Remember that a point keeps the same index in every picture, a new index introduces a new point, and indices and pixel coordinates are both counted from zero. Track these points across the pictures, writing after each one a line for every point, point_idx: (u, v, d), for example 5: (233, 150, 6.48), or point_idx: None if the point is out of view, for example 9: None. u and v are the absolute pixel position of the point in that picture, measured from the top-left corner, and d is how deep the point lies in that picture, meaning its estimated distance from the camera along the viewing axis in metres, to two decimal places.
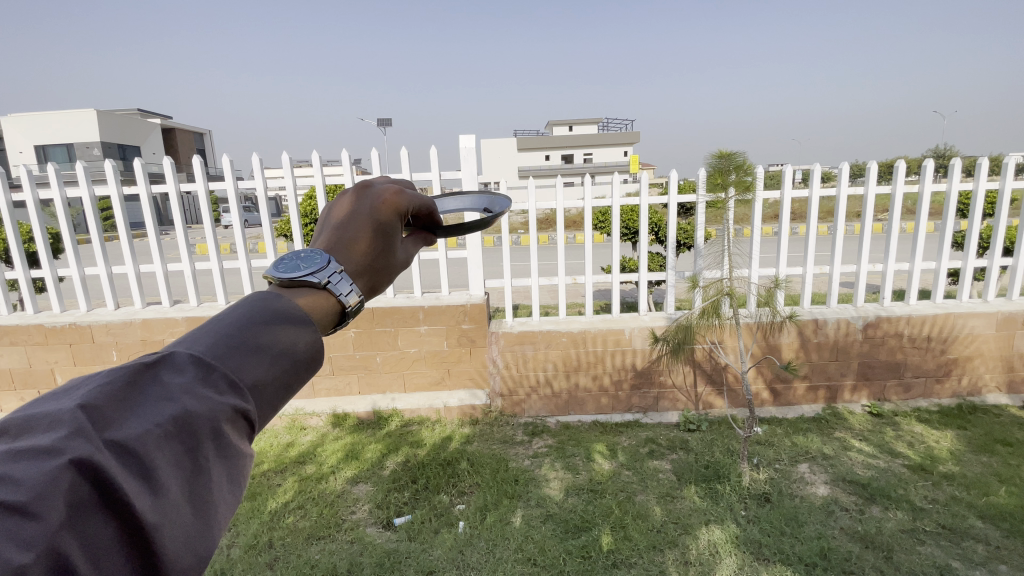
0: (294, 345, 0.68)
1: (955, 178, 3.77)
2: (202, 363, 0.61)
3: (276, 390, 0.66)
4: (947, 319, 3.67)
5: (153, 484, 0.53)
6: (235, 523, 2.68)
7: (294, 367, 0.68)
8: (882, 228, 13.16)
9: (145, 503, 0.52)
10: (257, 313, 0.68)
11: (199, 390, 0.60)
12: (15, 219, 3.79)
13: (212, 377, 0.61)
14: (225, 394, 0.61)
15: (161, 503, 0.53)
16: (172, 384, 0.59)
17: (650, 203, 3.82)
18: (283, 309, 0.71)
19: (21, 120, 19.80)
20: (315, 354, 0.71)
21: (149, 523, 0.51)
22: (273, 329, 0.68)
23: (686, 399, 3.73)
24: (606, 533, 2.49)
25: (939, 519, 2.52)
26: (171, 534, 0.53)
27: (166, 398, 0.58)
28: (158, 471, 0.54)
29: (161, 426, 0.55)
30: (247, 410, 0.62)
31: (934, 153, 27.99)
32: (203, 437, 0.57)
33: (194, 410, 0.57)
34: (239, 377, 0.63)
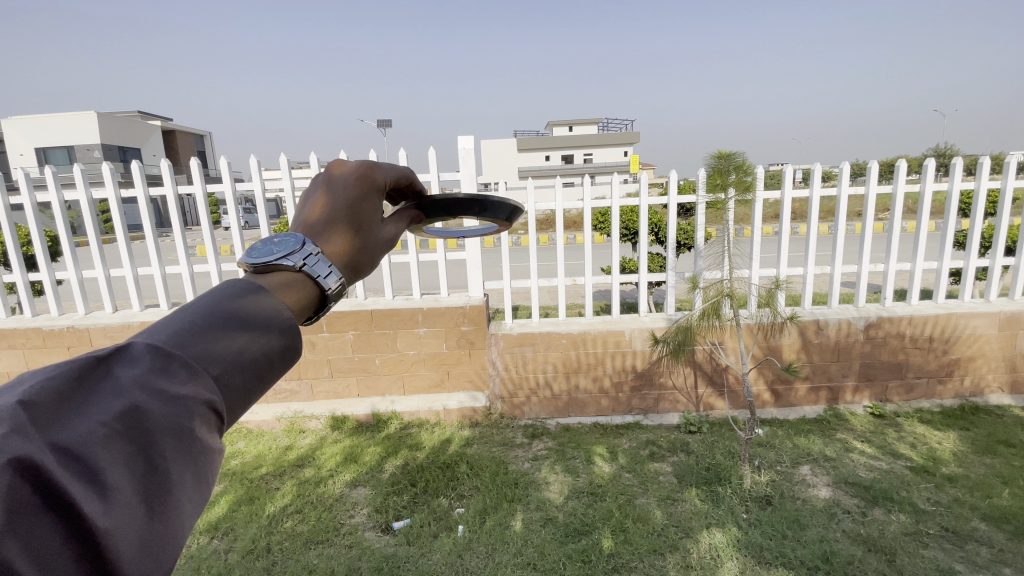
0: (261, 336, 0.68)
1: (957, 177, 3.75)
2: (159, 356, 0.60)
3: (241, 383, 0.65)
4: (950, 319, 3.64)
5: (104, 485, 0.52)
6: (232, 527, 2.66)
7: (260, 360, 0.67)
8: (882, 227, 13.14)
9: (94, 505, 0.51)
10: (219, 304, 0.67)
11: (155, 383, 0.58)
12: (12, 222, 3.78)
13: (170, 369, 0.60)
14: (186, 386, 0.60)
15: (112, 503, 0.52)
16: (124, 378, 0.58)
17: (650, 204, 3.80)
18: (253, 297, 0.71)
19: (21, 122, 19.81)
20: (291, 343, 0.72)
21: (100, 526, 0.50)
22: (238, 321, 0.67)
23: (686, 400, 3.71)
24: (606, 536, 2.47)
25: (942, 522, 2.50)
26: (125, 535, 0.52)
27: (117, 394, 0.56)
28: (108, 471, 0.53)
29: (111, 425, 0.54)
30: (208, 404, 0.61)
31: (935, 152, 27.93)
32: (159, 433, 0.56)
33: (148, 406, 0.56)
34: (199, 371, 0.61)
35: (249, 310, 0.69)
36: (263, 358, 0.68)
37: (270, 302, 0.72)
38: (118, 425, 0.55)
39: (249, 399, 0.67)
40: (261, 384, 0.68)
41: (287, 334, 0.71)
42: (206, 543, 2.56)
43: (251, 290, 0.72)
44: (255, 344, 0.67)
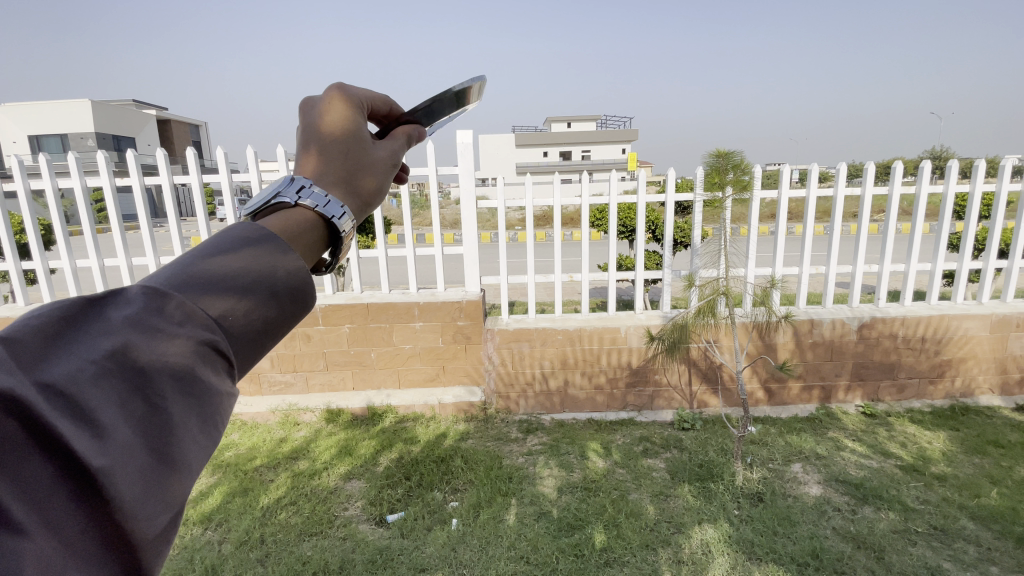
0: (269, 275, 0.62)
1: (953, 180, 3.76)
2: (154, 295, 0.56)
3: (248, 324, 0.61)
4: (942, 320, 3.68)
5: (98, 422, 0.48)
6: (226, 518, 2.66)
7: (269, 302, 0.62)
8: (876, 229, 13.25)
9: (86, 444, 0.47)
10: (221, 244, 0.62)
11: (149, 323, 0.53)
12: (5, 209, 3.73)
13: (166, 309, 0.55)
14: (184, 326, 0.55)
15: (106, 443, 0.48)
16: (115, 318, 0.54)
17: (647, 201, 3.79)
18: (257, 240, 0.64)
19: (12, 110, 19.54)
20: (302, 286, 0.65)
21: (96, 465, 0.47)
22: (244, 260, 0.62)
23: (681, 397, 3.73)
24: (598, 531, 2.49)
25: (931, 521, 2.54)
26: (127, 478, 0.48)
27: (107, 333, 0.52)
28: (102, 410, 0.49)
29: (101, 361, 0.50)
30: (214, 344, 0.57)
31: (931, 155, 28.05)
32: (154, 372, 0.52)
33: (141, 345, 0.52)
34: (199, 310, 0.57)
35: (253, 248, 0.63)
36: (273, 296, 0.63)
37: (281, 253, 0.65)
38: (109, 363, 0.50)
39: (259, 343, 0.63)
40: (271, 329, 0.64)
41: (297, 278, 0.65)
42: (199, 534, 2.56)
43: (264, 238, 0.65)
44: (261, 284, 0.62)
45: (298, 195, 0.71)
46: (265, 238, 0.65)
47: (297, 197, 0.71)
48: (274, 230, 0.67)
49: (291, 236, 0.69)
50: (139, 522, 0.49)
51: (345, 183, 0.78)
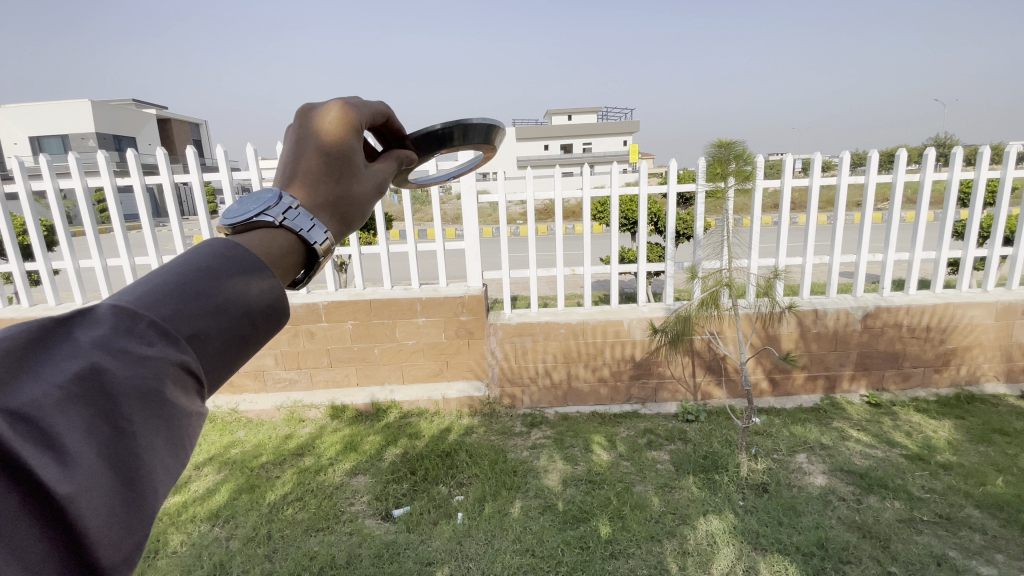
0: (243, 293, 0.63)
1: (958, 166, 3.72)
2: (125, 316, 0.56)
3: (221, 344, 0.61)
4: (947, 309, 3.65)
5: (64, 448, 0.49)
6: (234, 514, 2.68)
7: (244, 321, 0.63)
8: (880, 218, 13.17)
9: (53, 472, 0.47)
10: (193, 263, 0.63)
11: (120, 346, 0.54)
12: (7, 211, 3.73)
13: (137, 329, 0.55)
14: (155, 348, 0.56)
15: (72, 469, 0.48)
16: (84, 340, 0.54)
17: (649, 193, 3.77)
18: (231, 256, 0.65)
19: (11, 111, 19.51)
20: (276, 304, 0.66)
21: (61, 493, 0.47)
22: (217, 279, 0.62)
23: (685, 389, 3.73)
24: (604, 523, 2.50)
25: (937, 509, 2.53)
26: (92, 502, 0.48)
27: (77, 356, 0.53)
28: (70, 436, 0.49)
29: (68, 386, 0.50)
30: (185, 366, 0.58)
31: (936, 142, 27.83)
32: (124, 395, 0.52)
33: (111, 369, 0.53)
34: (171, 330, 0.57)
35: (229, 266, 0.64)
36: (248, 314, 0.63)
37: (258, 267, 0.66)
38: (77, 387, 0.51)
39: (233, 361, 0.64)
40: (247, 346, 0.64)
41: (270, 295, 0.65)
42: (206, 531, 2.58)
43: (243, 259, 0.66)
44: (235, 301, 0.62)
45: (282, 214, 0.73)
46: (242, 258, 0.65)
47: (281, 217, 0.72)
48: (257, 250, 0.68)
49: (273, 257, 0.70)
50: (104, 546, 0.49)
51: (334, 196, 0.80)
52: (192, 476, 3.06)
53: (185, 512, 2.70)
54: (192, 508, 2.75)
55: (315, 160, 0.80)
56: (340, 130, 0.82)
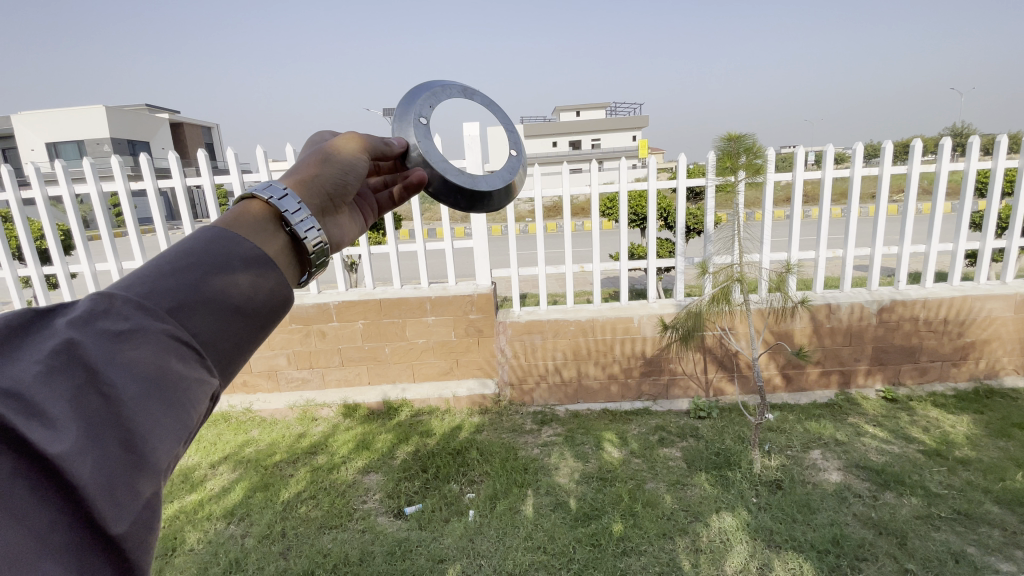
0: (226, 265, 0.65)
1: (974, 156, 3.63)
2: (102, 296, 0.58)
3: (210, 312, 0.62)
4: (964, 302, 3.58)
5: (49, 414, 0.50)
6: (249, 513, 2.72)
7: (233, 290, 0.64)
8: (896, 210, 12.94)
9: (43, 434, 0.48)
10: (171, 247, 0.65)
11: (97, 322, 0.56)
12: (25, 216, 3.80)
13: (114, 307, 0.57)
14: (135, 319, 0.57)
15: (60, 434, 0.49)
16: (63, 323, 0.56)
17: (658, 188, 3.73)
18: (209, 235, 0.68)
19: (28, 118, 19.88)
20: (263, 275, 0.68)
21: (52, 452, 0.48)
22: (197, 254, 0.64)
23: (696, 385, 3.70)
24: (616, 520, 2.50)
25: (955, 505, 2.49)
26: (85, 463, 0.49)
27: (55, 336, 0.55)
28: (54, 405, 0.50)
29: (48, 361, 0.52)
30: (173, 335, 0.59)
31: (952, 132, 27.33)
32: (105, 364, 0.54)
33: (90, 341, 0.54)
34: (151, 303, 0.59)
35: (207, 243, 0.66)
36: (233, 282, 0.64)
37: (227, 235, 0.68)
38: (57, 360, 0.53)
39: (230, 330, 0.64)
40: (242, 315, 0.65)
41: (253, 266, 0.67)
42: (222, 528, 2.61)
43: (218, 234, 0.68)
44: (217, 272, 0.64)
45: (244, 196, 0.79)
46: (218, 235, 0.67)
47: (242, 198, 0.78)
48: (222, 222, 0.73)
49: (232, 220, 0.73)
50: (106, 506, 0.50)
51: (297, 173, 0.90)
52: (208, 474, 3.11)
53: (202, 510, 2.75)
54: (208, 506, 2.79)
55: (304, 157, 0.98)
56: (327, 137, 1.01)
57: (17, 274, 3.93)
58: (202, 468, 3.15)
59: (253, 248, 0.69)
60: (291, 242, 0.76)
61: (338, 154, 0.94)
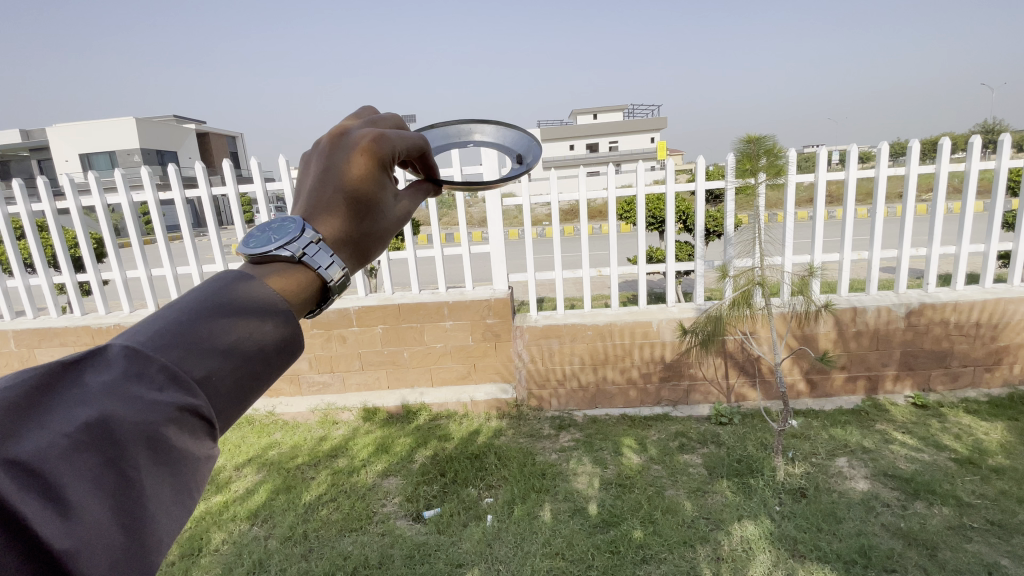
0: (259, 330, 0.67)
1: (1007, 154, 3.51)
2: (136, 358, 0.59)
3: (232, 382, 0.65)
4: (997, 305, 3.46)
5: (64, 502, 0.52)
6: (271, 515, 2.77)
7: (258, 356, 0.67)
8: (926, 210, 12.51)
9: (54, 528, 0.50)
10: (205, 302, 0.66)
11: (125, 391, 0.58)
12: (60, 225, 3.94)
13: (147, 373, 0.59)
14: (166, 391, 0.59)
15: (73, 525, 0.51)
16: (93, 385, 0.58)
17: (677, 190, 3.69)
18: (249, 290, 0.69)
19: (62, 131, 20.65)
20: (292, 339, 0.70)
21: (62, 549, 0.50)
22: (232, 315, 0.66)
23: (717, 391, 3.65)
24: (636, 527, 2.47)
25: (988, 516, 2.40)
26: (92, 555, 0.52)
27: (85, 401, 0.56)
28: (73, 489, 0.53)
29: (75, 437, 0.54)
30: (195, 407, 0.61)
31: (983, 129, 26.50)
32: (128, 442, 0.56)
33: (116, 414, 0.56)
34: (182, 372, 0.61)
35: (244, 303, 0.68)
36: (260, 350, 0.67)
37: (259, 290, 0.70)
38: (82, 435, 0.54)
39: (246, 396, 0.67)
40: (257, 383, 0.68)
41: (284, 331, 0.69)
42: (246, 530, 2.67)
43: (253, 291, 0.70)
44: (249, 338, 0.66)
45: (302, 249, 0.76)
46: (258, 297, 0.69)
47: (299, 252, 0.76)
48: (273, 287, 0.72)
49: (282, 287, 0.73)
50: None
51: (347, 224, 0.85)
52: (232, 476, 3.17)
53: (226, 511, 2.81)
54: (232, 508, 2.85)
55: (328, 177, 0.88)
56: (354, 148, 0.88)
57: (52, 281, 4.08)
58: (227, 471, 3.23)
59: (290, 316, 0.71)
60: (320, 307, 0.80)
61: (387, 208, 0.90)
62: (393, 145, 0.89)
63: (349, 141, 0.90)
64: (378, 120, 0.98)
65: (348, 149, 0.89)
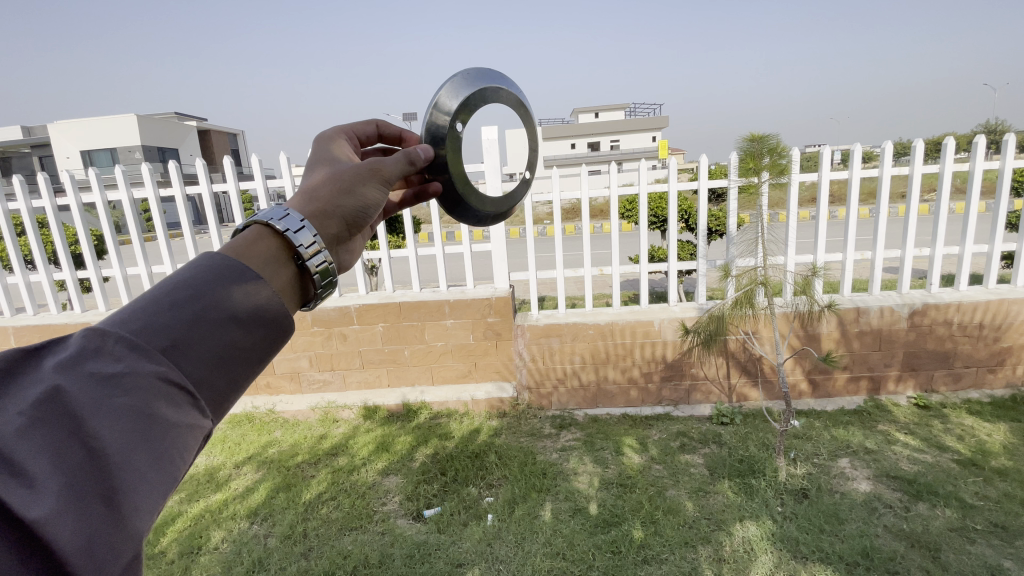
0: (228, 296, 0.66)
1: (1011, 154, 3.49)
2: (94, 335, 0.59)
3: (204, 349, 0.63)
4: (1000, 306, 3.44)
5: (29, 474, 0.51)
6: (271, 513, 2.76)
7: (233, 322, 0.65)
8: (927, 210, 12.48)
9: (20, 498, 0.49)
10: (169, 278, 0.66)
11: (83, 367, 0.58)
12: (60, 222, 3.92)
13: (107, 347, 0.59)
14: (128, 362, 0.59)
15: (40, 496, 0.50)
16: (49, 366, 0.58)
17: (680, 190, 3.67)
18: (211, 262, 0.68)
19: (62, 128, 20.61)
20: (265, 305, 0.68)
21: (31, 517, 0.49)
22: (195, 285, 0.65)
23: (718, 390, 3.64)
24: (637, 528, 2.46)
25: (992, 518, 2.38)
26: (65, 524, 0.50)
27: (41, 381, 0.56)
28: (35, 462, 0.52)
29: (35, 413, 0.54)
30: (164, 375, 0.60)
31: (986, 130, 26.45)
32: (88, 414, 0.55)
33: (74, 388, 0.56)
34: (145, 342, 0.60)
35: (208, 273, 0.67)
36: (234, 315, 0.65)
37: (223, 258, 0.69)
38: (40, 411, 0.54)
39: (226, 365, 0.65)
40: (237, 350, 0.66)
41: (256, 297, 0.67)
42: (246, 528, 2.66)
43: (214, 258, 0.69)
44: (217, 305, 0.65)
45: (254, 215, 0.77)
46: (219, 264, 0.68)
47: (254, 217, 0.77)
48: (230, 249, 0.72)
49: (240, 249, 0.73)
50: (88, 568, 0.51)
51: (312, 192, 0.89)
52: (232, 474, 3.17)
53: (226, 509, 2.80)
54: (232, 506, 2.84)
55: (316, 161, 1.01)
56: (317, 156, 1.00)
57: (52, 278, 4.06)
58: (227, 468, 3.22)
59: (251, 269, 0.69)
60: (299, 273, 0.77)
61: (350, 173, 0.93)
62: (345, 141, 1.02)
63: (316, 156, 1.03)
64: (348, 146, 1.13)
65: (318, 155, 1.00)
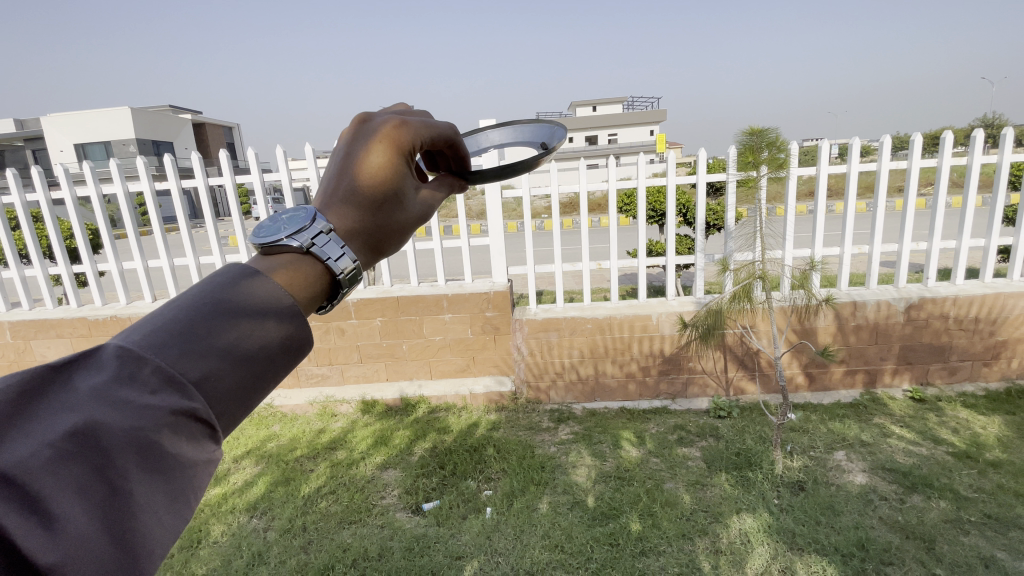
0: (261, 328, 0.64)
1: (1008, 148, 3.49)
2: (128, 360, 0.58)
3: (231, 383, 0.62)
4: (996, 299, 3.46)
5: (50, 513, 0.52)
6: (270, 507, 2.77)
7: (262, 355, 0.64)
8: (924, 204, 12.51)
9: (37, 540, 0.50)
10: (207, 298, 0.63)
11: (114, 395, 0.56)
12: (55, 216, 3.90)
13: (140, 375, 0.57)
14: (158, 395, 0.57)
15: (58, 538, 0.51)
16: (83, 389, 0.57)
17: (679, 183, 3.66)
18: (248, 288, 0.66)
19: (56, 121, 20.43)
20: (297, 339, 0.67)
21: (46, 562, 0.50)
22: (229, 312, 0.63)
23: (716, 384, 3.65)
24: (634, 520, 2.48)
25: (985, 509, 2.41)
26: (79, 566, 0.52)
27: (73, 409, 0.55)
28: (57, 499, 0.52)
29: (62, 447, 0.53)
30: (191, 411, 0.59)
31: (983, 124, 26.45)
32: (115, 450, 0.55)
33: (104, 421, 0.55)
34: (178, 374, 0.58)
35: (244, 300, 0.65)
36: (263, 348, 0.64)
37: (263, 285, 0.67)
38: (67, 444, 0.53)
39: (249, 398, 0.64)
40: (261, 382, 0.65)
41: (287, 331, 0.66)
42: (245, 522, 2.67)
43: (254, 286, 0.66)
44: (250, 336, 0.63)
45: (310, 240, 0.74)
46: (257, 293, 0.66)
47: (310, 243, 0.74)
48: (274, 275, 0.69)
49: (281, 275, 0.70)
50: None
51: (364, 214, 0.82)
52: (232, 468, 3.17)
53: (225, 503, 2.80)
54: (231, 500, 2.85)
55: (347, 140, 0.88)
56: (375, 138, 0.85)
57: (48, 272, 4.04)
58: (226, 463, 3.22)
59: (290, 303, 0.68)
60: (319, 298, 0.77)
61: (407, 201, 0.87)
62: (416, 132, 0.88)
63: (370, 129, 0.87)
64: (405, 112, 0.97)
65: (375, 137, 0.86)
